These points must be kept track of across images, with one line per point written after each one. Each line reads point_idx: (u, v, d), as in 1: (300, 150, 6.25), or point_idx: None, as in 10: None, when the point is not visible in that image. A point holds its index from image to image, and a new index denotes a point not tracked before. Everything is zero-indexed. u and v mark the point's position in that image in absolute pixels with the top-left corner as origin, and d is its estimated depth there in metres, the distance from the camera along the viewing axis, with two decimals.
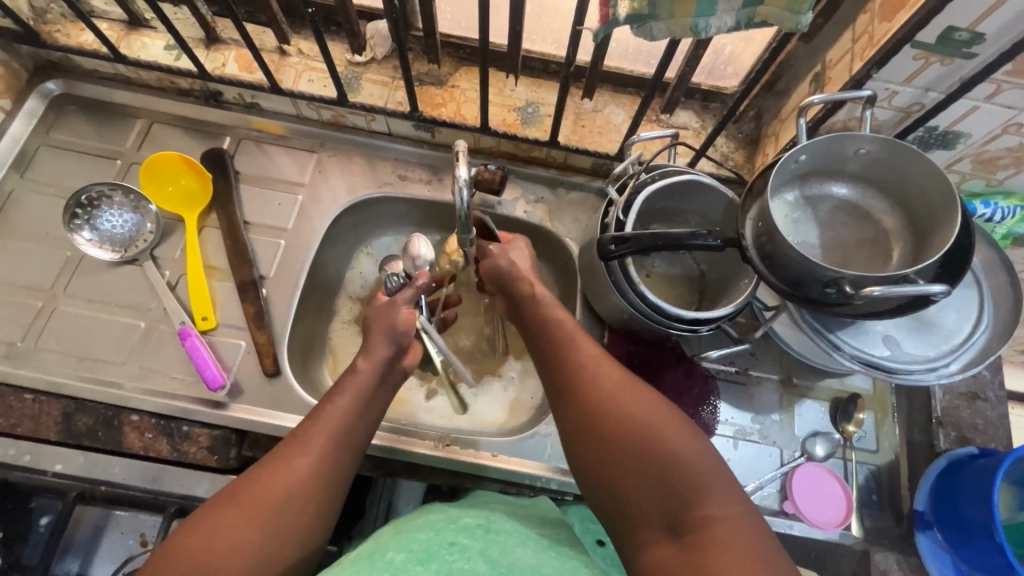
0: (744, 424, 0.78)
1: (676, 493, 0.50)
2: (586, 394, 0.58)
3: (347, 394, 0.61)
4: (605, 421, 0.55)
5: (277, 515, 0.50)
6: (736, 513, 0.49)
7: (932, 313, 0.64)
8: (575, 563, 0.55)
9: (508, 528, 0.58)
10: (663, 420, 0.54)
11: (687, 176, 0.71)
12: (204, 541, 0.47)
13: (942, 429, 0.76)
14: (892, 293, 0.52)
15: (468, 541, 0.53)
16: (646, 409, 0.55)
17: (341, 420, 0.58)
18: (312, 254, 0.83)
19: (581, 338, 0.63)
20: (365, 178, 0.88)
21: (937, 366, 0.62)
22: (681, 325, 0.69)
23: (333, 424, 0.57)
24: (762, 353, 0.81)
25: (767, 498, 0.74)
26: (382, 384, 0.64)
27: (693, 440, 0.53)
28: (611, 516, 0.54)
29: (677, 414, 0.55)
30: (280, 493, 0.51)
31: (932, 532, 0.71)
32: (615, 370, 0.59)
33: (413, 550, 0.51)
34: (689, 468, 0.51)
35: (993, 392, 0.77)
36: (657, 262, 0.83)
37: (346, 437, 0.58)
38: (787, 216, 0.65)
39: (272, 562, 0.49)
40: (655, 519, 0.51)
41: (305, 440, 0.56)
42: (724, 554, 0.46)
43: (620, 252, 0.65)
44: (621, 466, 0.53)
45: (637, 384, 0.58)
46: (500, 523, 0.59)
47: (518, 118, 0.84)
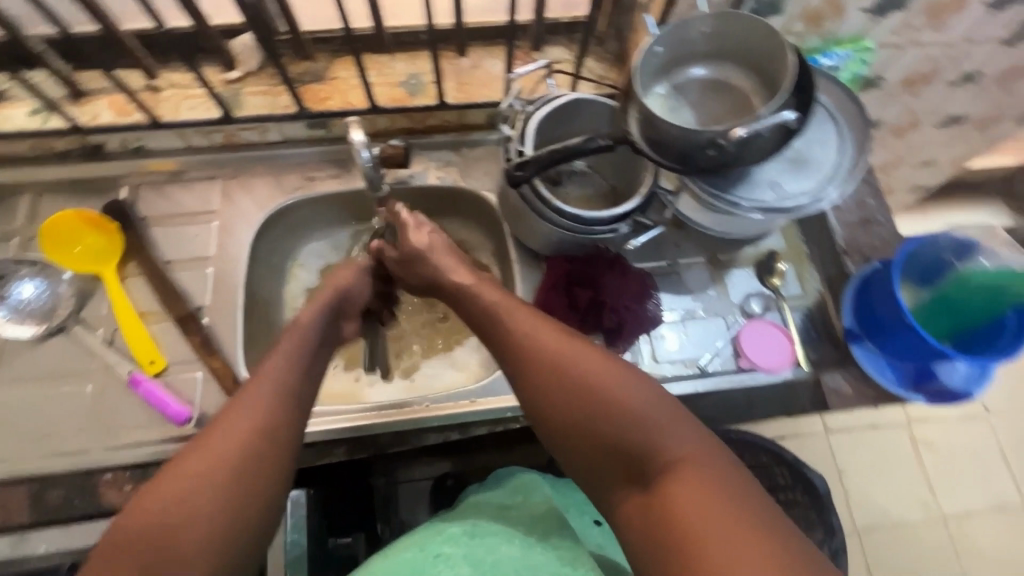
0: (688, 306, 0.85)
1: (639, 445, 0.54)
2: (541, 361, 0.59)
3: (288, 343, 0.62)
4: (564, 393, 0.57)
5: (225, 481, 0.51)
6: (691, 446, 0.53)
7: (804, 151, 0.71)
8: (561, 550, 0.64)
9: (490, 529, 0.65)
10: (618, 373, 0.57)
11: (566, 98, 0.76)
12: (166, 522, 0.48)
13: (849, 256, 0.85)
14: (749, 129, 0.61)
15: (452, 548, 0.61)
16: (601, 363, 0.58)
17: (280, 378, 0.58)
18: (242, 272, 0.83)
19: (523, 304, 0.65)
20: (274, 188, 0.88)
21: (819, 195, 0.69)
22: (605, 228, 0.74)
23: (273, 388, 0.57)
24: (684, 242, 0.89)
25: (724, 362, 0.82)
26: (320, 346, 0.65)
27: (644, 392, 0.56)
28: (586, 480, 0.57)
29: (628, 369, 0.58)
30: (228, 455, 0.52)
31: (864, 343, 0.80)
32: (560, 340, 0.61)
33: (400, 571, 0.58)
34: (643, 418, 0.54)
35: (881, 214, 0.87)
36: (571, 189, 0.89)
37: (291, 393, 0.58)
38: (663, 107, 0.72)
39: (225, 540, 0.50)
40: (625, 471, 0.54)
41: (242, 403, 0.55)
42: (690, 485, 0.50)
43: (526, 176, 0.70)
44: (587, 431, 0.56)
45: (592, 348, 0.60)
46: (486, 526, 0.66)
47: (405, 91, 0.87)
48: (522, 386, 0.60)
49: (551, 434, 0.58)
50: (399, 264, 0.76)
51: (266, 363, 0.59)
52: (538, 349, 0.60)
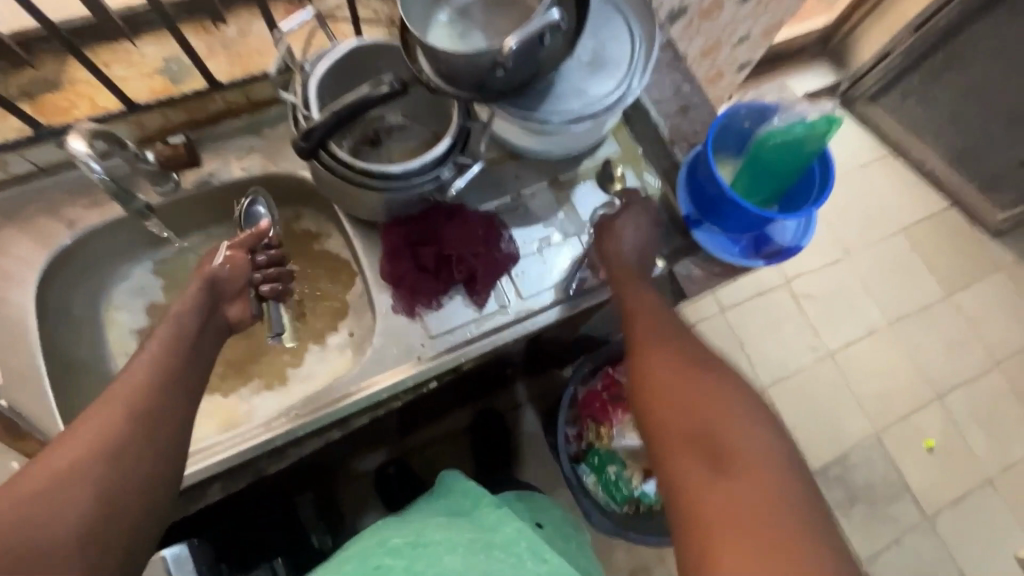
0: (543, 234, 0.84)
1: (725, 429, 0.55)
2: (653, 361, 0.65)
3: (153, 348, 0.61)
4: (671, 381, 0.61)
5: (93, 470, 0.51)
6: (759, 452, 0.54)
7: (597, 48, 0.70)
8: (500, 557, 0.68)
9: (431, 538, 0.72)
10: (703, 386, 0.60)
11: (341, 48, 0.68)
12: (20, 503, 0.47)
13: (676, 145, 0.87)
14: (520, 40, 0.57)
15: (391, 559, 0.69)
16: (702, 366, 0.62)
17: (147, 377, 0.58)
18: (33, 334, 0.70)
19: (661, 310, 0.71)
20: (41, 227, 0.73)
21: (625, 88, 0.69)
22: (428, 177, 0.70)
23: (140, 387, 0.57)
24: (523, 171, 0.86)
25: (586, 280, 0.82)
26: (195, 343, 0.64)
27: (748, 428, 0.56)
28: (664, 488, 0.56)
29: (717, 396, 0.59)
30: (90, 445, 0.52)
31: (704, 227, 0.83)
32: (666, 350, 0.65)
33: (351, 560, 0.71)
34: (734, 419, 0.56)
35: (696, 97, 0.89)
36: (394, 146, 0.83)
37: (163, 389, 0.58)
38: (450, 36, 0.69)
39: (120, 454, 0.53)
40: (695, 464, 0.54)
41: (106, 401, 0.55)
42: (752, 477, 0.51)
43: (316, 143, 0.62)
44: (683, 445, 0.56)
45: (679, 362, 0.63)
46: (429, 534, 0.73)
47: (166, 80, 0.75)
48: (657, 352, 0.65)
49: (644, 437, 0.61)
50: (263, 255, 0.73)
51: (146, 345, 0.61)
52: (653, 351, 0.66)
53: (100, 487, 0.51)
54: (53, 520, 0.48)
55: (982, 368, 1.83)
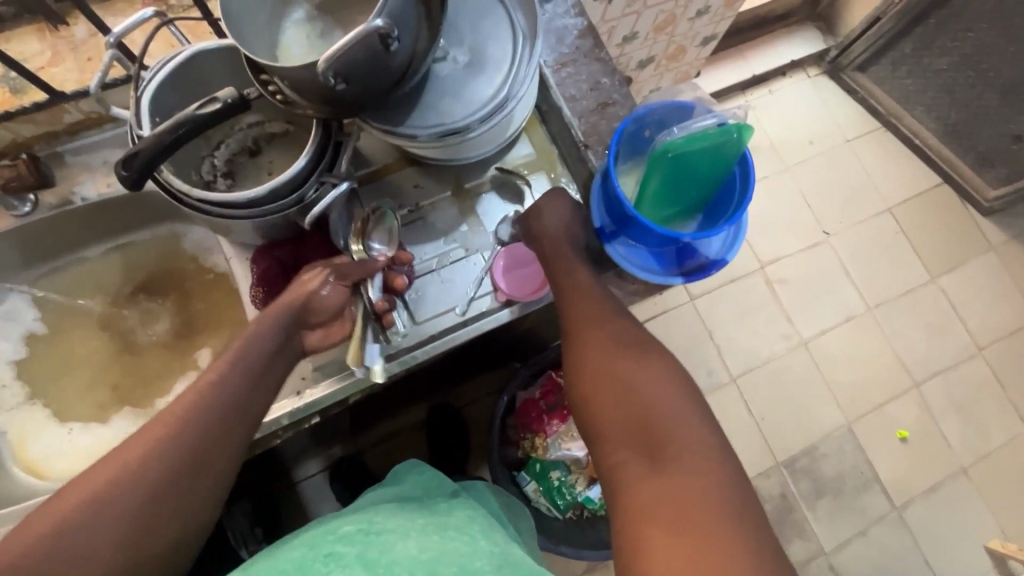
0: (441, 250, 0.77)
1: (655, 419, 0.60)
2: (588, 344, 0.68)
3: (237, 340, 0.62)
4: (612, 375, 0.64)
5: (123, 517, 0.52)
6: (692, 435, 0.58)
7: (475, 49, 0.61)
8: (454, 539, 0.62)
9: (389, 526, 0.62)
10: (635, 372, 0.64)
11: (185, 53, 0.60)
12: (55, 543, 0.49)
13: (591, 148, 0.78)
14: (346, 50, 0.49)
15: (344, 548, 0.58)
16: (631, 356, 0.65)
17: (192, 426, 0.56)
18: None
19: (589, 275, 0.73)
20: None
21: (505, 90, 0.60)
22: (286, 201, 0.62)
23: (180, 434, 0.55)
24: (422, 179, 0.78)
25: (483, 302, 0.75)
26: (252, 390, 0.61)
27: (690, 416, 0.60)
28: (601, 465, 0.62)
29: (652, 378, 0.63)
30: (125, 488, 0.52)
31: (619, 240, 0.74)
32: (600, 336, 0.68)
33: (285, 568, 0.56)
34: (659, 409, 0.60)
35: (617, 93, 0.80)
36: (273, 154, 0.75)
37: (204, 442, 0.56)
38: (308, 37, 0.61)
39: (162, 487, 0.53)
40: (630, 451, 0.59)
41: (142, 444, 0.54)
42: (682, 459, 0.56)
43: (142, 172, 0.55)
44: (624, 430, 0.61)
45: (610, 351, 0.66)
46: (381, 521, 0.63)
47: (8, 91, 0.67)
48: (585, 337, 0.68)
49: (582, 415, 0.66)
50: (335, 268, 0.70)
51: (209, 376, 0.58)
52: (588, 334, 0.68)
53: (140, 511, 0.52)
54: (88, 550, 0.50)
55: (963, 354, 1.72)
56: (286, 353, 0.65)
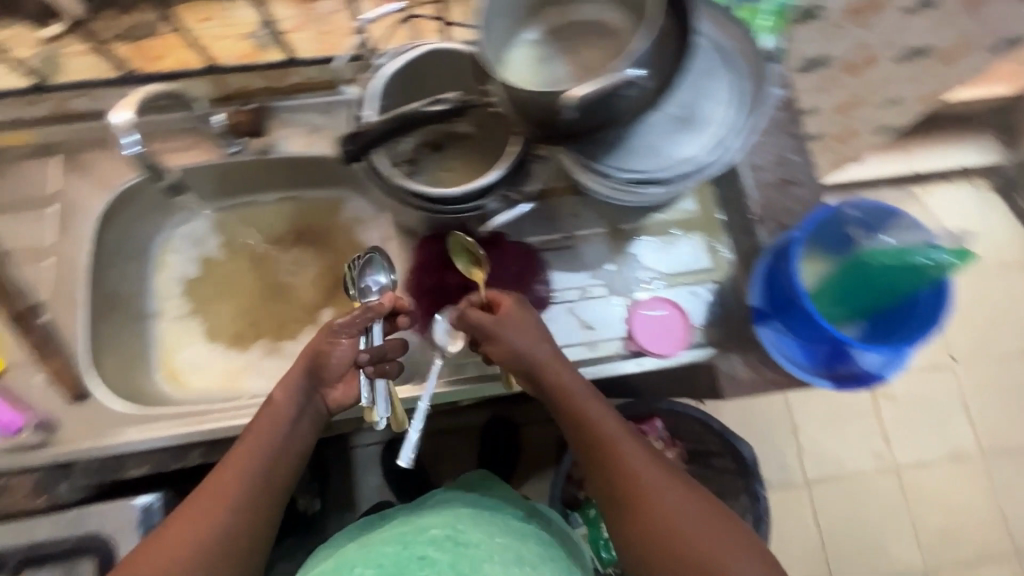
0: (583, 284, 0.77)
1: None
2: (642, 505, 0.53)
3: (262, 426, 0.59)
4: (675, 541, 0.51)
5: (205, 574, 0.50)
6: None
7: (688, 105, 0.61)
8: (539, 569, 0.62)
9: (476, 537, 0.63)
10: (713, 538, 0.51)
11: (420, 49, 0.65)
12: None
13: (763, 223, 0.75)
14: (592, 91, 0.52)
15: (435, 554, 0.61)
16: (702, 513, 0.52)
17: (246, 473, 0.56)
18: (87, 261, 0.75)
19: (614, 416, 0.59)
20: (120, 164, 0.78)
21: (706, 156, 0.60)
22: (465, 206, 0.64)
23: (245, 478, 0.55)
24: (582, 211, 0.79)
25: (612, 346, 0.75)
26: (295, 428, 0.61)
27: None
28: None
29: (734, 548, 0.50)
30: (201, 547, 0.51)
31: (773, 324, 0.72)
32: (658, 486, 0.54)
33: (382, 565, 0.60)
34: None
35: (803, 173, 0.77)
36: (454, 155, 0.78)
37: (263, 486, 0.56)
38: (531, 58, 0.63)
39: (233, 553, 0.52)
40: None
41: (215, 497, 0.53)
42: None
43: (360, 150, 0.60)
44: None
45: (675, 502, 0.53)
46: (467, 529, 0.64)
47: (255, 45, 0.75)
48: (640, 502, 0.54)
49: None
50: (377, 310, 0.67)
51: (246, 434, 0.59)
52: (644, 490, 0.54)
53: (217, 570, 0.51)
54: None
55: None
56: (313, 411, 0.63)
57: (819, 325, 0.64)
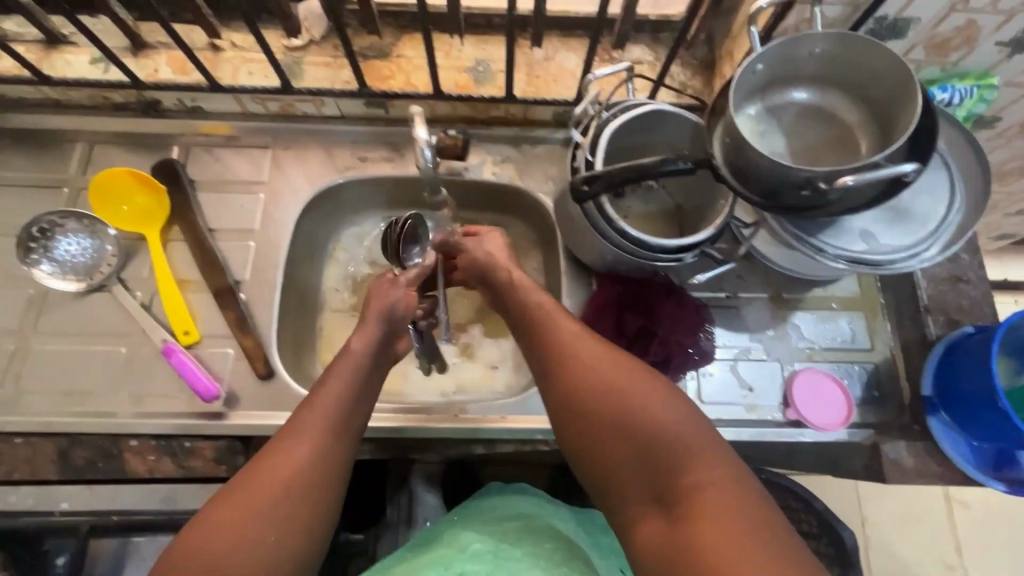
0: (743, 345, 0.79)
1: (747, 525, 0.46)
2: (651, 424, 0.53)
3: (338, 381, 0.61)
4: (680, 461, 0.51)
5: (276, 510, 0.51)
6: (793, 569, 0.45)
7: (906, 200, 0.64)
8: None
9: (517, 554, 0.64)
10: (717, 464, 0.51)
11: (648, 107, 0.70)
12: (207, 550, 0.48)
13: (931, 315, 0.77)
14: (865, 179, 0.53)
15: (473, 569, 0.61)
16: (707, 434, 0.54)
17: (335, 405, 0.59)
18: (285, 249, 0.80)
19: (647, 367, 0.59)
20: (326, 165, 0.85)
21: (917, 251, 0.62)
22: (667, 256, 0.68)
23: (326, 414, 0.58)
24: (748, 274, 0.82)
25: (770, 411, 0.76)
26: (373, 371, 0.64)
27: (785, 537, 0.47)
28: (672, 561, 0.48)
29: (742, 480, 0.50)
30: (284, 478, 0.53)
31: (940, 416, 0.73)
32: (672, 411, 0.54)
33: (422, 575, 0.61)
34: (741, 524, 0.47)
35: (975, 273, 0.79)
36: (633, 203, 0.83)
37: (338, 422, 0.58)
38: (753, 130, 0.65)
39: (302, 472, 0.54)
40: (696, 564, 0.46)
41: (302, 430, 0.56)
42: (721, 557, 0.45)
43: (594, 191, 0.65)
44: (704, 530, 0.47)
45: (687, 427, 0.53)
46: (508, 548, 0.64)
47: (470, 78, 0.82)
48: (648, 417, 0.54)
49: (642, 500, 0.53)
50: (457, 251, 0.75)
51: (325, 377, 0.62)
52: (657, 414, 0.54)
53: (279, 490, 0.52)
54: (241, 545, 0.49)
55: None
56: (387, 361, 0.67)
57: (1007, 429, 0.65)
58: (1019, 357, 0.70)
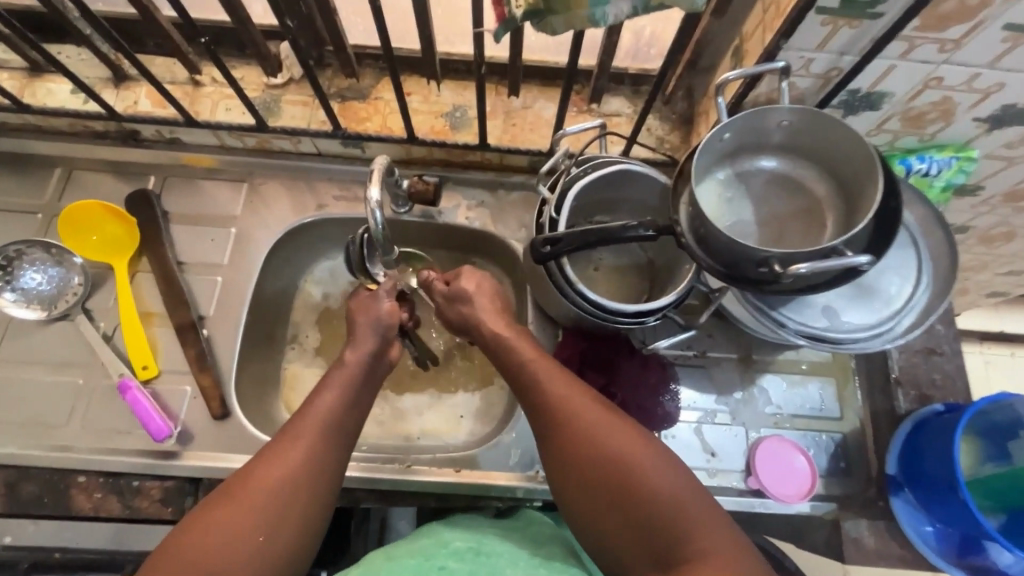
0: (708, 407, 0.77)
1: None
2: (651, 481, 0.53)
3: (333, 389, 0.60)
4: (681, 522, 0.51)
5: (269, 524, 0.50)
6: None
7: (873, 277, 0.63)
8: None
9: (500, 548, 0.58)
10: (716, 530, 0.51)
11: (618, 166, 0.69)
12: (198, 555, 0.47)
13: (901, 388, 0.76)
14: (818, 269, 0.52)
15: (457, 566, 0.54)
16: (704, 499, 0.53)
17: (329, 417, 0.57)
18: (252, 285, 0.80)
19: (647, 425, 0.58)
20: (300, 201, 0.85)
21: (879, 332, 0.61)
22: (627, 319, 0.68)
23: (323, 424, 0.56)
24: (718, 333, 0.80)
25: (732, 478, 0.74)
26: (366, 381, 0.63)
27: None
28: None
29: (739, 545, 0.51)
30: (279, 489, 0.52)
31: (904, 495, 0.71)
32: (674, 470, 0.54)
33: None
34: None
35: (949, 345, 0.77)
36: (604, 254, 0.82)
37: (335, 434, 0.57)
38: (719, 197, 0.64)
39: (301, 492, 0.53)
40: None
41: (293, 438, 0.55)
42: None
43: (555, 253, 0.64)
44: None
45: (687, 488, 0.53)
46: (491, 542, 0.58)
47: (447, 124, 0.82)
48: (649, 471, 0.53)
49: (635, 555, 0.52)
50: (444, 300, 0.72)
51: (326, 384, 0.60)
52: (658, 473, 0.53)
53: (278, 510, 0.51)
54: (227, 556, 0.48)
55: None
56: (378, 373, 0.65)
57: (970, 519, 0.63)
58: (988, 442, 0.69)
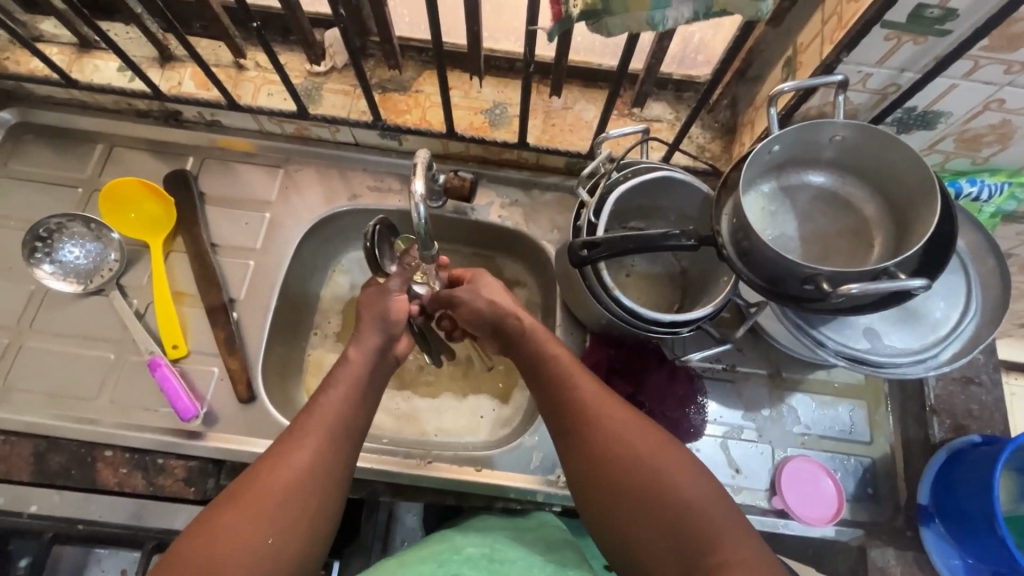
0: (735, 422, 0.76)
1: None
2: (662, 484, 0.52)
3: (341, 385, 0.59)
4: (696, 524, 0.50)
5: (279, 519, 0.50)
6: None
7: (918, 301, 0.62)
8: None
9: (513, 555, 0.56)
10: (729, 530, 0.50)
11: (659, 173, 0.68)
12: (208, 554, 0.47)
13: (936, 416, 0.74)
14: (870, 291, 0.50)
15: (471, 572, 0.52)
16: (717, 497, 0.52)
17: (335, 414, 0.57)
18: (283, 271, 0.80)
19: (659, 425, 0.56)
20: (334, 190, 0.85)
21: (923, 358, 0.60)
22: (661, 328, 0.67)
23: (329, 422, 0.56)
24: (748, 348, 0.79)
25: (756, 496, 0.73)
26: (373, 373, 0.62)
27: None
28: None
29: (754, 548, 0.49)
30: (286, 485, 0.52)
31: (935, 526, 0.69)
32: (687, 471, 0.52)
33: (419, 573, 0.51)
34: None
35: (988, 375, 0.75)
36: (637, 261, 0.81)
37: (344, 431, 0.57)
38: (763, 210, 0.63)
39: (310, 486, 0.53)
40: None
41: (302, 435, 0.55)
42: None
43: (593, 257, 0.63)
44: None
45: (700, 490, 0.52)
46: (503, 550, 0.57)
47: (486, 120, 0.81)
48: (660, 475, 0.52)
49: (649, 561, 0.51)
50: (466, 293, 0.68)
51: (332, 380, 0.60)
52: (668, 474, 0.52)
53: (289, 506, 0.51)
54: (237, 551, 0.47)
55: None
56: (384, 367, 0.65)
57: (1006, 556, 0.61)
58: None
